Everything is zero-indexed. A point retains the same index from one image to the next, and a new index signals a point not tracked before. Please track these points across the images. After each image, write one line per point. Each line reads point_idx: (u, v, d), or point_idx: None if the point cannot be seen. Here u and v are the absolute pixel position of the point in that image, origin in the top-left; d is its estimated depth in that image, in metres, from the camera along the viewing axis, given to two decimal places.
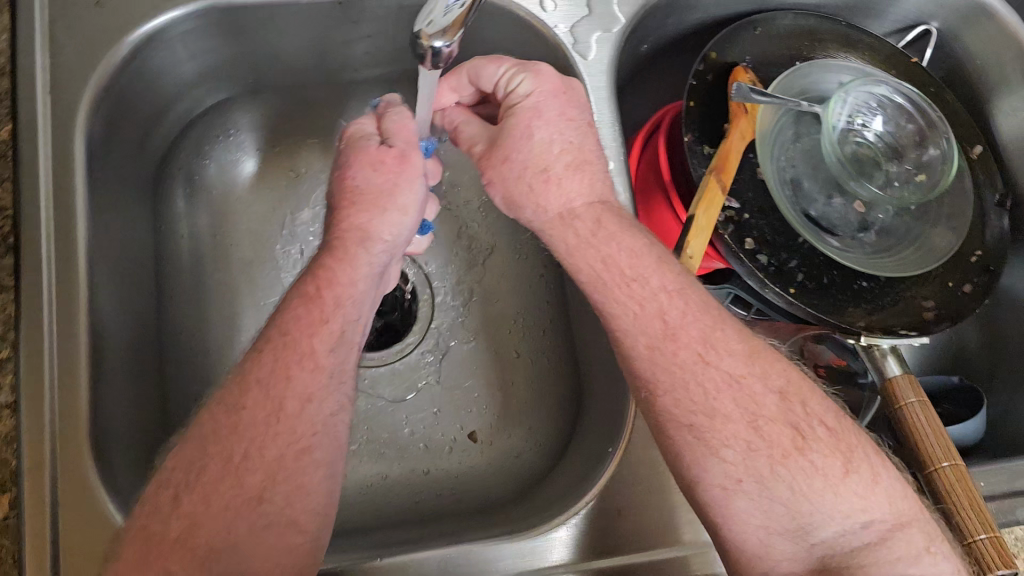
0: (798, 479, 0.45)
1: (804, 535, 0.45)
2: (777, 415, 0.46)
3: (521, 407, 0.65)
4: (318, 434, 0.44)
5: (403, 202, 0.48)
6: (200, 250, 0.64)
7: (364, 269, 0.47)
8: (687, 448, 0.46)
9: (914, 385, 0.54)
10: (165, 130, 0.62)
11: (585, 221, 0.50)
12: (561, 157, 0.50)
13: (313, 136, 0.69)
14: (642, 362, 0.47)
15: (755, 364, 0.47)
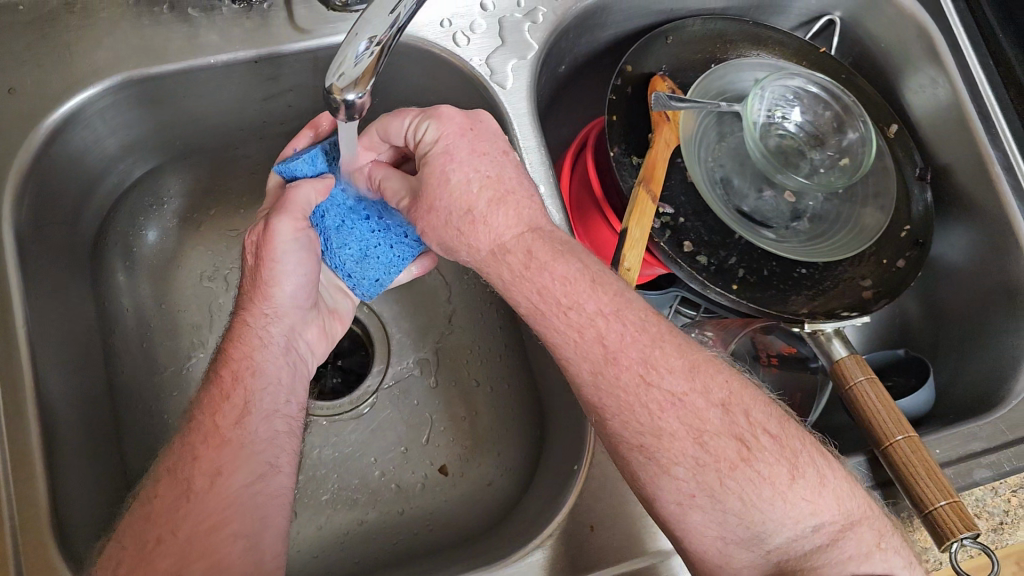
0: (747, 489, 0.46)
1: (759, 543, 0.46)
2: (721, 429, 0.47)
3: (486, 436, 0.65)
4: (230, 507, 0.46)
5: (298, 265, 0.54)
6: (146, 321, 0.64)
7: (256, 343, 0.53)
8: (641, 468, 0.47)
9: (861, 364, 0.56)
10: (96, 206, 0.61)
11: (517, 254, 0.49)
12: (482, 195, 0.48)
13: (248, 194, 0.69)
14: (590, 388, 0.48)
15: (697, 378, 0.48)
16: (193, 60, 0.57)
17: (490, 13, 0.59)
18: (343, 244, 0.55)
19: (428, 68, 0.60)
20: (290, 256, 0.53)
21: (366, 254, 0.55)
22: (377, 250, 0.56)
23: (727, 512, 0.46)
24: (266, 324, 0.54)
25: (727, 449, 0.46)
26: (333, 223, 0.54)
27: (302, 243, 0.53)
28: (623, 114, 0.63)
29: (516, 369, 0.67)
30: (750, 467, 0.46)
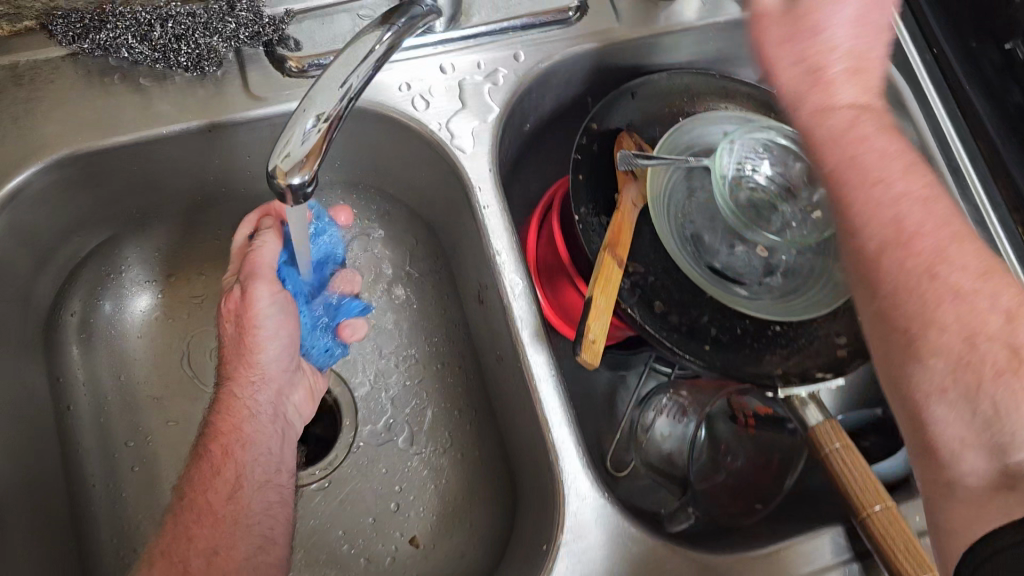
0: (1003, 393, 0.37)
1: (1001, 453, 0.36)
2: (1000, 337, 0.38)
3: (457, 506, 0.63)
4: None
5: (277, 330, 0.58)
6: (102, 397, 0.62)
7: (243, 413, 0.55)
8: (901, 351, 0.41)
9: (837, 430, 0.54)
10: (50, 280, 0.59)
11: (841, 117, 0.45)
12: (843, 60, 0.46)
13: (209, 259, 0.67)
14: (874, 264, 0.42)
15: (990, 282, 0.40)
16: (144, 132, 0.55)
17: (450, 76, 0.59)
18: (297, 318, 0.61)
19: (391, 131, 0.60)
20: (269, 319, 0.57)
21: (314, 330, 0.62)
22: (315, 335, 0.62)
23: (979, 414, 0.37)
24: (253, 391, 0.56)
25: (997, 353, 0.37)
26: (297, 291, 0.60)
27: (278, 308, 0.57)
28: (588, 174, 0.62)
29: (488, 434, 0.65)
30: (961, 294, 0.39)
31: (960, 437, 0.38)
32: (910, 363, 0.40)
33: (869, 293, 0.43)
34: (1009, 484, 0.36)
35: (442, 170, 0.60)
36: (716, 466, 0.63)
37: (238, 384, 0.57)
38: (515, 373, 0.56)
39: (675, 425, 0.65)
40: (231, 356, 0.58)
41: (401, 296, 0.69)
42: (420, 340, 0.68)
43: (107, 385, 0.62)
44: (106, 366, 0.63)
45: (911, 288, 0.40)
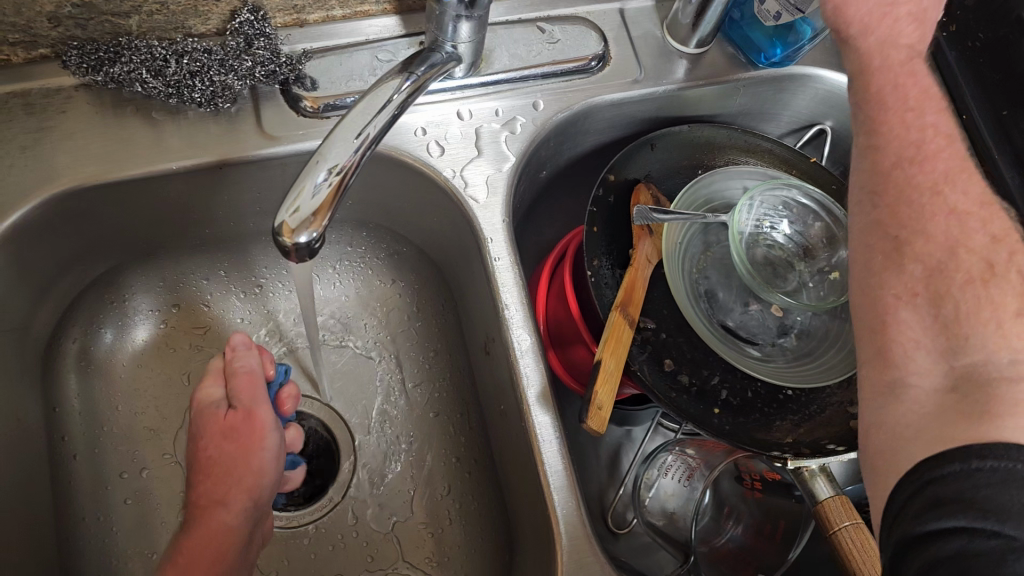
0: (968, 302, 0.38)
1: (952, 356, 0.38)
2: (984, 246, 0.39)
3: (448, 562, 0.61)
4: None
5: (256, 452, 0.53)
6: (97, 428, 0.60)
7: (226, 539, 0.50)
8: (879, 261, 0.42)
9: (847, 507, 0.53)
10: (50, 308, 0.58)
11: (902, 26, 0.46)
12: None
13: (211, 292, 0.66)
14: (879, 169, 0.44)
15: (988, 206, 0.41)
16: (154, 164, 0.54)
17: (468, 124, 0.58)
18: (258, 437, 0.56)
19: (406, 176, 0.59)
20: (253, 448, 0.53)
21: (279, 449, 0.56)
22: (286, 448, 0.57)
23: (941, 318, 0.38)
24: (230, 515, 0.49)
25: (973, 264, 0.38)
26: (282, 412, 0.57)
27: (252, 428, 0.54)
28: (603, 226, 0.60)
29: (487, 487, 0.63)
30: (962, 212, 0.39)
31: (915, 340, 0.39)
32: (887, 268, 0.41)
33: (870, 203, 0.44)
34: (955, 397, 0.37)
35: (455, 218, 0.59)
36: (719, 528, 0.62)
37: (216, 504, 0.52)
38: (519, 432, 0.54)
39: (681, 486, 0.64)
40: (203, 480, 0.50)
41: (407, 337, 0.68)
42: (424, 385, 0.67)
43: (102, 420, 0.61)
44: (102, 399, 0.61)
45: (912, 199, 0.42)
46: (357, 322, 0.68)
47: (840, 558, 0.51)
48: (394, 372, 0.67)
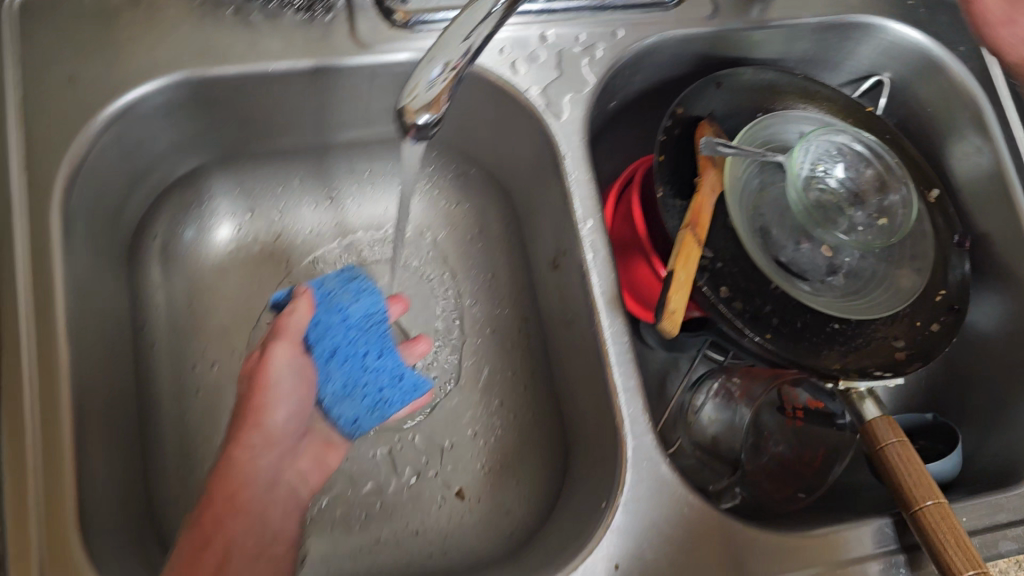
0: None
1: None
2: None
3: (501, 468, 0.65)
4: None
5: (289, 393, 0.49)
6: (177, 318, 0.63)
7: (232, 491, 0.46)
8: None
9: (893, 426, 0.55)
10: (138, 201, 0.61)
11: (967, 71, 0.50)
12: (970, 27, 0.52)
13: (284, 198, 0.68)
14: None
15: None
16: (252, 65, 0.57)
17: (551, 47, 0.60)
18: (327, 377, 0.50)
19: (488, 93, 0.61)
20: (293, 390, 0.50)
21: (349, 393, 0.49)
22: (362, 391, 0.49)
23: None
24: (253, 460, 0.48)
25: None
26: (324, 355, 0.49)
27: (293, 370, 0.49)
28: (670, 155, 0.63)
29: (541, 400, 0.67)
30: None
31: None
32: None
33: None
34: None
35: (531, 137, 0.62)
36: (758, 451, 0.65)
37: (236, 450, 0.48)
38: (586, 339, 0.57)
39: (724, 411, 0.67)
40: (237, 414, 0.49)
41: (469, 254, 0.71)
42: (484, 302, 0.69)
43: (180, 312, 0.64)
44: (181, 293, 0.64)
45: None
46: (423, 239, 0.70)
47: (884, 472, 0.55)
48: (457, 289, 0.70)
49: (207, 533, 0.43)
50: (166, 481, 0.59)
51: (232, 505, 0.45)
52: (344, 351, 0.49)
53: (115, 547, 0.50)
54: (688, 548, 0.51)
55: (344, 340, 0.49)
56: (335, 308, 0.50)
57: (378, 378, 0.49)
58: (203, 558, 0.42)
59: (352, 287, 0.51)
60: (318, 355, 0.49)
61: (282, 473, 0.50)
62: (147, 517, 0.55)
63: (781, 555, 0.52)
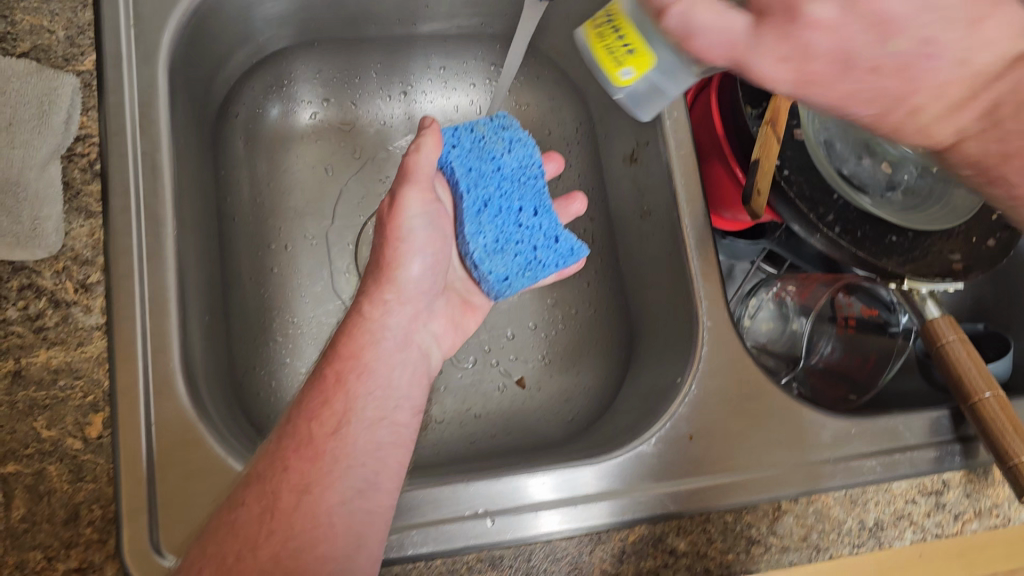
0: None
1: None
2: None
3: (564, 357, 0.67)
4: (368, 456, 0.44)
5: (423, 245, 0.51)
6: (258, 196, 0.65)
7: (366, 340, 0.49)
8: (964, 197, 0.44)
9: (953, 324, 0.57)
10: (226, 76, 0.62)
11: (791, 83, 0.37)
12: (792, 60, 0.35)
13: (359, 86, 0.69)
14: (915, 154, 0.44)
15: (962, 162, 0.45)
16: None
17: None
18: (481, 229, 0.50)
19: None
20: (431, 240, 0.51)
21: (503, 248, 0.51)
22: (514, 247, 0.51)
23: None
24: (387, 314, 0.50)
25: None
26: (475, 203, 0.50)
27: (427, 219, 0.50)
28: None
29: (606, 297, 0.69)
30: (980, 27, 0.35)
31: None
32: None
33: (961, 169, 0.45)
34: None
35: None
36: (811, 352, 0.67)
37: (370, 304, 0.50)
38: (664, 229, 0.59)
39: (778, 318, 0.70)
40: (374, 265, 0.51)
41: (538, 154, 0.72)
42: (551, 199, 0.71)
43: (262, 192, 0.65)
44: (262, 171, 0.66)
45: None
46: None
47: (944, 367, 0.57)
48: None
49: (328, 387, 0.46)
50: (246, 349, 0.61)
51: (359, 363, 0.47)
52: (500, 202, 0.51)
53: (209, 395, 0.52)
54: (756, 425, 0.54)
55: (499, 190, 0.51)
56: (486, 156, 0.51)
57: (534, 236, 0.51)
58: (323, 409, 0.45)
59: (505, 136, 0.51)
60: (471, 206, 0.50)
61: (419, 331, 0.53)
62: (231, 377, 0.58)
63: (851, 438, 0.55)
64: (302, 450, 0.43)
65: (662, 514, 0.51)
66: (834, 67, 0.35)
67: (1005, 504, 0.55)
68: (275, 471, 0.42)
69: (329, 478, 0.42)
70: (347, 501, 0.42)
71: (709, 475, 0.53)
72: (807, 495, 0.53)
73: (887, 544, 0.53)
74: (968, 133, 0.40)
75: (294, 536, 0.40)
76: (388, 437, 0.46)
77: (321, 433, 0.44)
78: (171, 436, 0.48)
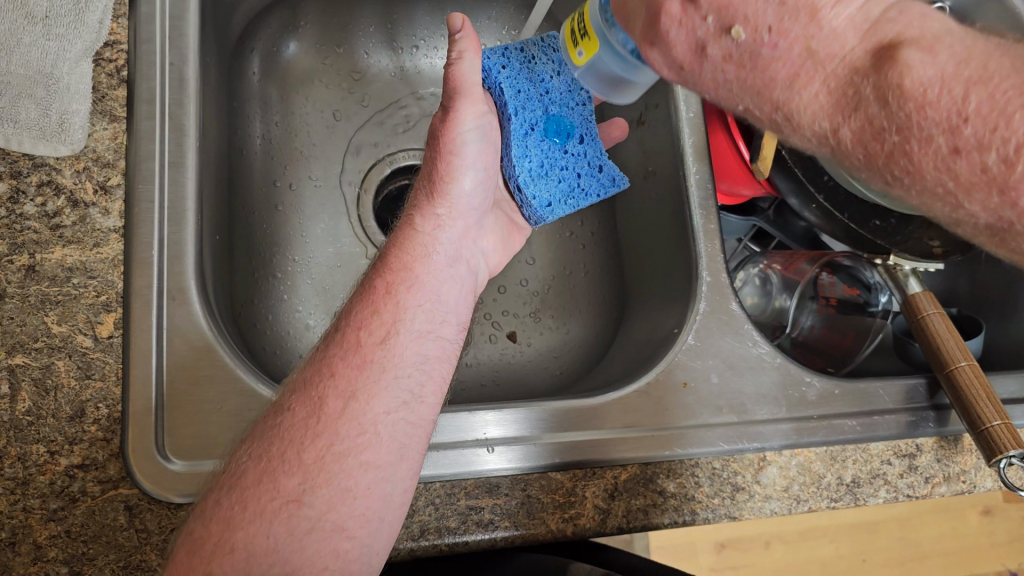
0: None
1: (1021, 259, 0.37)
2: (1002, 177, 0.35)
3: (556, 313, 0.69)
4: (394, 368, 0.47)
5: (475, 160, 0.54)
6: (269, 132, 0.66)
7: (416, 251, 0.52)
8: (929, 207, 0.38)
9: (933, 299, 0.61)
10: (248, 8, 0.62)
11: (713, 50, 0.40)
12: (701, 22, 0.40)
13: (374, 39, 0.70)
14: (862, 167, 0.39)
15: (914, 192, 0.38)
16: None
17: None
18: (527, 152, 0.55)
19: None
20: (482, 152, 0.54)
21: (546, 173, 0.56)
22: (558, 173, 0.57)
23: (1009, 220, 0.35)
24: (439, 228, 0.53)
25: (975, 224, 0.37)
26: (521, 128, 0.54)
27: (479, 133, 0.53)
28: None
29: (601, 260, 0.70)
30: (819, 18, 0.38)
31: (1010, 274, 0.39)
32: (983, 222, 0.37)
33: (912, 193, 0.38)
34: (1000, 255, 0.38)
35: None
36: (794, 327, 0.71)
37: (422, 216, 0.54)
38: (668, 190, 0.62)
39: (760, 297, 0.73)
40: (429, 179, 0.54)
41: None
42: None
43: (274, 129, 0.66)
44: (273, 107, 0.66)
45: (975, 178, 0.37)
46: None
47: (924, 338, 0.60)
48: None
49: (381, 296, 0.49)
50: (246, 277, 0.61)
51: (409, 275, 0.51)
52: (547, 127, 0.56)
53: (216, 313, 0.53)
54: (745, 382, 0.57)
55: (546, 113, 0.56)
56: (534, 79, 0.55)
57: (577, 163, 0.57)
58: (374, 317, 0.48)
59: (554, 60, 0.56)
60: (518, 130, 0.54)
61: (466, 247, 0.55)
62: (231, 299, 0.58)
63: (835, 399, 0.58)
64: (351, 357, 0.46)
65: (652, 458, 0.53)
66: (691, 56, 0.41)
67: (971, 472, 0.58)
68: (322, 376, 0.46)
69: (375, 387, 0.45)
70: (391, 412, 0.45)
71: (637, 428, 0.54)
72: (790, 447, 0.55)
73: (862, 500, 0.55)
74: (840, 126, 0.39)
75: (338, 441, 0.43)
76: (433, 351, 0.49)
77: (369, 341, 0.47)
78: (183, 345, 0.49)
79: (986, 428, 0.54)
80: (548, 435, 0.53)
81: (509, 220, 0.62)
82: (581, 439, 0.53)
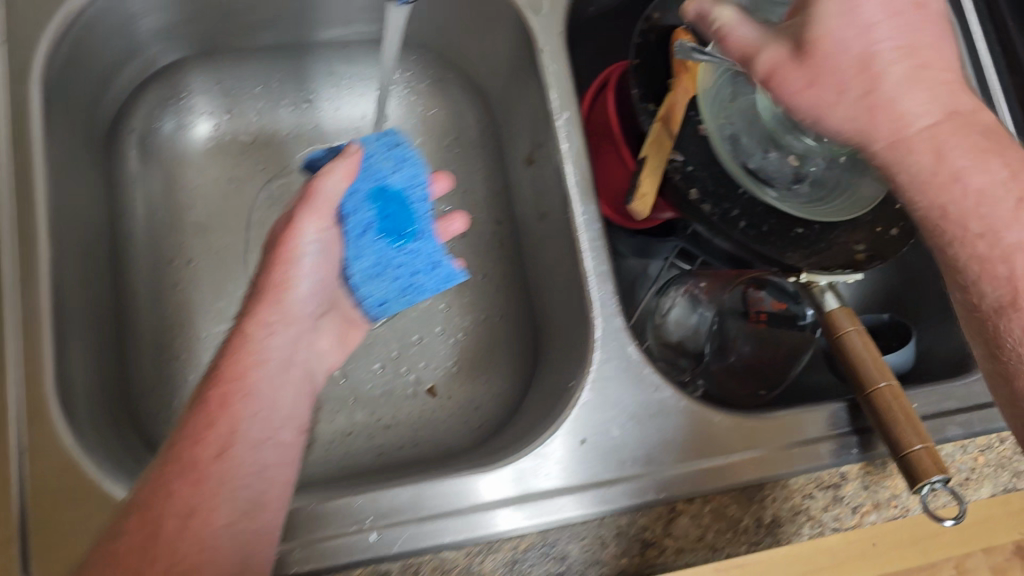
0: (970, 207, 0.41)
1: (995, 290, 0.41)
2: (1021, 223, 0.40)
3: (475, 362, 0.67)
4: (244, 472, 0.46)
5: (313, 269, 0.55)
6: (155, 213, 0.64)
7: (254, 357, 0.51)
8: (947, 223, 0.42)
9: (851, 315, 0.58)
10: (115, 91, 0.61)
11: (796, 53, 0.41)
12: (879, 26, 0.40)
13: (261, 101, 0.69)
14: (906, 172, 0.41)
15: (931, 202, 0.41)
16: None
17: None
18: (360, 253, 0.56)
19: None
20: (318, 251, 0.54)
21: (382, 272, 0.56)
22: (395, 270, 0.56)
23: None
24: (270, 335, 0.52)
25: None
26: (356, 227, 0.55)
27: (320, 246, 0.55)
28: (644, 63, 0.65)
29: (514, 302, 0.68)
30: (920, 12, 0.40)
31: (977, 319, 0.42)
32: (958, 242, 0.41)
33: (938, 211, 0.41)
34: None
35: (510, 33, 0.61)
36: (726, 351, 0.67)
37: (252, 323, 0.52)
38: (561, 231, 0.59)
39: (688, 317, 0.69)
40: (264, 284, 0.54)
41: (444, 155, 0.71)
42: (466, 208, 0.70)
43: (160, 208, 0.65)
44: (158, 187, 0.65)
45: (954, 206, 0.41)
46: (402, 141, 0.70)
47: (843, 357, 0.57)
48: None
49: (212, 410, 0.47)
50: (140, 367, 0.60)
51: (244, 385, 0.49)
52: (381, 225, 0.56)
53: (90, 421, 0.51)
54: (651, 429, 0.55)
55: (379, 209, 0.56)
56: (370, 179, 0.56)
57: (415, 259, 0.55)
58: (209, 431, 0.46)
59: (393, 155, 0.56)
60: (353, 230, 0.55)
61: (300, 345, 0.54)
62: (118, 396, 0.56)
63: (745, 437, 0.55)
64: (186, 476, 0.44)
65: (552, 523, 0.51)
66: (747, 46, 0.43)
67: (903, 495, 0.55)
68: (157, 498, 0.43)
69: (212, 500, 0.44)
70: (233, 524, 0.44)
71: (541, 493, 0.52)
72: (702, 493, 0.53)
73: (785, 540, 0.53)
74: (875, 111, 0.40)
75: (178, 563, 0.41)
76: (273, 456, 0.48)
77: (205, 457, 0.45)
78: (45, 465, 0.47)
79: (908, 452, 0.51)
80: (548, 483, 0.52)
81: (348, 317, 0.61)
82: (560, 502, 0.52)
